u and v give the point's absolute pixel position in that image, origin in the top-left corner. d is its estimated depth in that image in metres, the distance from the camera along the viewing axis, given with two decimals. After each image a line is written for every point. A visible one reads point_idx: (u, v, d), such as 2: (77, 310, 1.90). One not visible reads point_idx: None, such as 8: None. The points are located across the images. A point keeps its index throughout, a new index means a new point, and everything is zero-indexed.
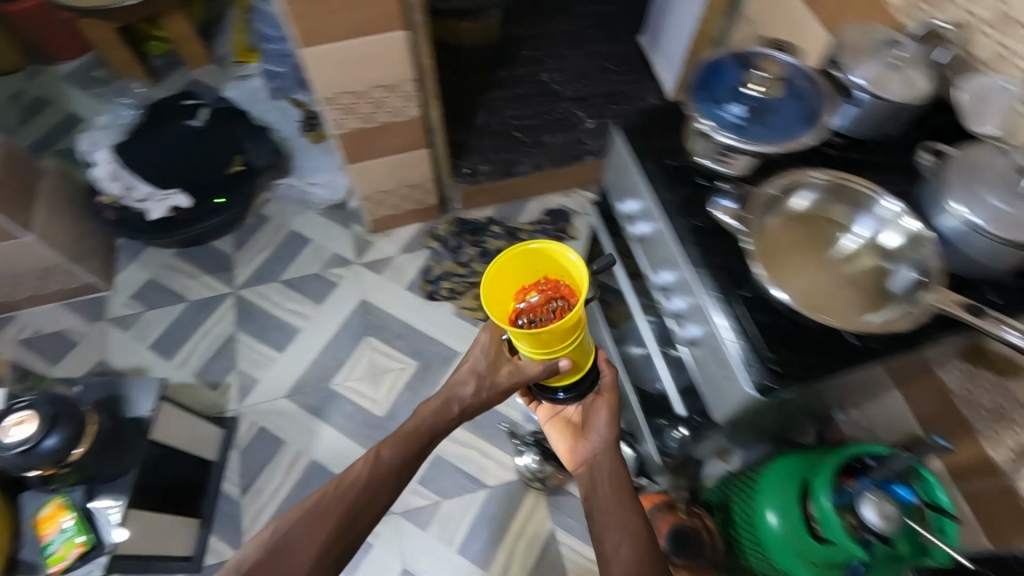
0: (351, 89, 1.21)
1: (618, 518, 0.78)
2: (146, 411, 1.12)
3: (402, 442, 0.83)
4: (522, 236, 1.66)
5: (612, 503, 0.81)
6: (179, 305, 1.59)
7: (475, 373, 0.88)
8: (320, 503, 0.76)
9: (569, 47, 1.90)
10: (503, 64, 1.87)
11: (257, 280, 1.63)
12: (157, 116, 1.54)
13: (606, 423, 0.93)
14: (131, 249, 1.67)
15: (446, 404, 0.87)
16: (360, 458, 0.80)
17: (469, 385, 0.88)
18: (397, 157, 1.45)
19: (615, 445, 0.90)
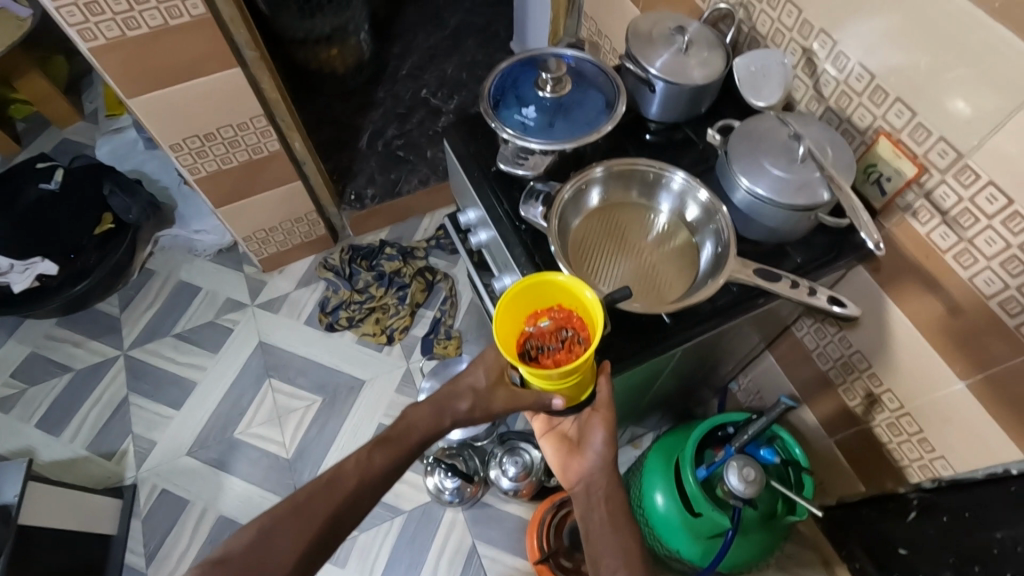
0: (197, 131, 1.18)
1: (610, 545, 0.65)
2: (12, 497, 1.09)
3: (397, 445, 0.67)
4: (418, 254, 1.67)
5: (609, 531, 0.66)
6: (65, 376, 1.51)
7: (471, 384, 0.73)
8: (297, 510, 0.60)
9: (445, 60, 1.92)
10: (380, 85, 1.87)
11: (148, 337, 1.57)
12: (9, 182, 1.47)
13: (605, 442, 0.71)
14: (7, 324, 1.58)
15: (436, 416, 0.71)
16: (350, 457, 0.65)
17: (468, 396, 0.72)
18: (270, 193, 1.43)
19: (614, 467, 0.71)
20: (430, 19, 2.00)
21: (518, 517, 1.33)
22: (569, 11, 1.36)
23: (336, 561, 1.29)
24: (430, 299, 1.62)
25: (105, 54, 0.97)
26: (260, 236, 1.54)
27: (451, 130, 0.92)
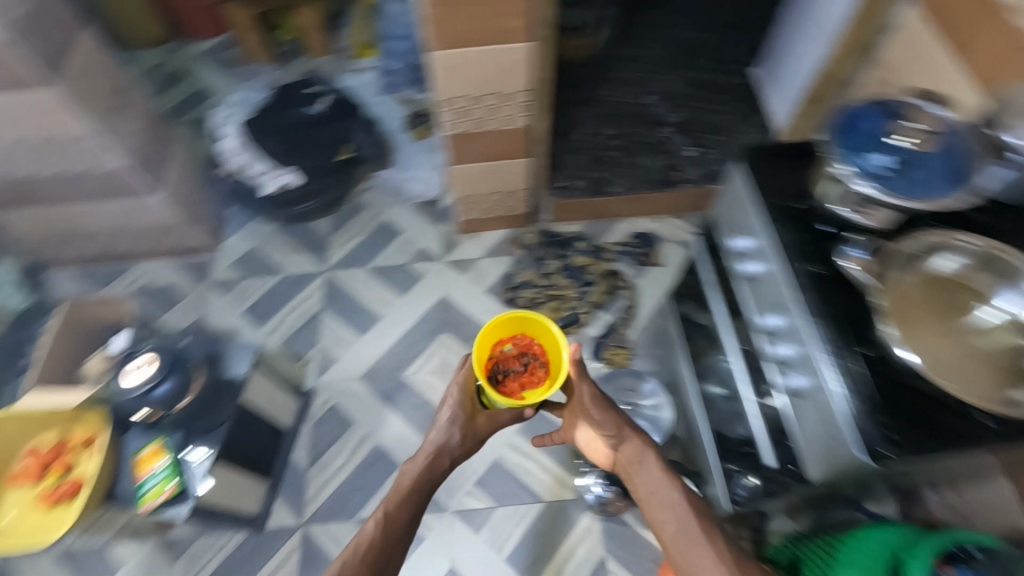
0: (470, 93, 1.26)
1: (665, 499, 0.88)
2: (241, 373, 1.14)
3: (405, 500, 0.90)
4: (606, 256, 1.67)
5: (651, 492, 0.90)
6: (275, 277, 1.68)
7: (450, 421, 0.97)
8: (345, 561, 0.83)
9: (670, 71, 1.88)
10: (603, 81, 1.87)
11: (347, 263, 1.70)
12: (279, 102, 1.64)
13: (603, 414, 0.97)
14: (238, 218, 1.77)
15: (438, 457, 0.94)
16: (369, 521, 0.88)
17: (453, 434, 0.96)
18: (498, 164, 1.48)
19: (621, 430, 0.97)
20: (670, 27, 1.98)
21: (655, 547, 1.29)
22: (860, 56, 1.32)
23: (471, 525, 1.32)
24: (610, 302, 1.60)
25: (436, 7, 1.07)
26: (472, 201, 1.61)
27: (748, 151, 0.89)
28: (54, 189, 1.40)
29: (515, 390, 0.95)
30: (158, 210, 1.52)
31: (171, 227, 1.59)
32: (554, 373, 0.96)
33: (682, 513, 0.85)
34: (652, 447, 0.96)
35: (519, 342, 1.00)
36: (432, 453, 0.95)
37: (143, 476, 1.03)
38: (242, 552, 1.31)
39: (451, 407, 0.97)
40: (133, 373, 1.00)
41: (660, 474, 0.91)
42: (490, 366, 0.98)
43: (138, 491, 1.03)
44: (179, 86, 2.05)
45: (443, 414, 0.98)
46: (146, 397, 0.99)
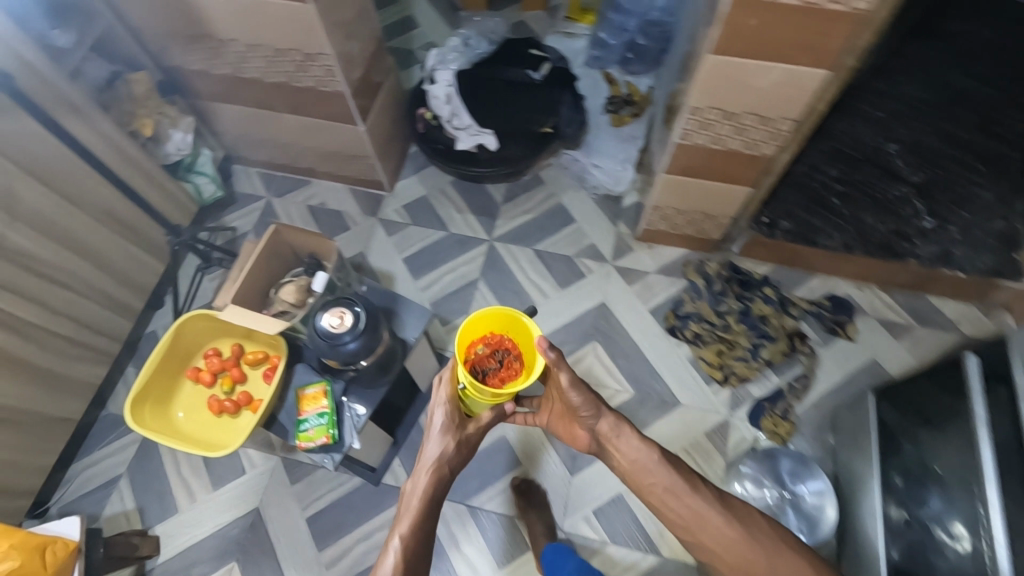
0: (724, 107, 1.11)
1: (659, 476, 1.02)
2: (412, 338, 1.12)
3: (418, 518, 0.99)
4: (793, 311, 1.48)
5: (641, 473, 1.03)
6: (440, 232, 1.64)
7: (445, 438, 1.07)
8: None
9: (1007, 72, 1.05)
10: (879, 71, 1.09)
11: (513, 238, 1.63)
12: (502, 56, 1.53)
13: (585, 396, 1.05)
14: (418, 162, 1.74)
15: (439, 468, 1.05)
16: (389, 551, 0.95)
17: (450, 450, 1.07)
18: (714, 185, 1.33)
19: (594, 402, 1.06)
20: None
21: None
22: None
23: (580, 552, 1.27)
24: (784, 365, 1.42)
25: (738, 9, 0.92)
26: (663, 212, 1.47)
27: None
28: (271, 95, 1.41)
29: (496, 383, 1.15)
30: (355, 139, 1.51)
31: (360, 158, 1.58)
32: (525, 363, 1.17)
33: (675, 482, 1.01)
34: (625, 419, 1.07)
35: (490, 342, 1.19)
36: (431, 467, 1.05)
37: (307, 412, 1.04)
38: (356, 496, 1.32)
39: (442, 419, 1.08)
40: (331, 321, 0.96)
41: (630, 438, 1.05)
42: (472, 362, 1.17)
43: (298, 424, 1.04)
44: (390, 10, 2.02)
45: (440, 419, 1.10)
46: (334, 348, 0.94)
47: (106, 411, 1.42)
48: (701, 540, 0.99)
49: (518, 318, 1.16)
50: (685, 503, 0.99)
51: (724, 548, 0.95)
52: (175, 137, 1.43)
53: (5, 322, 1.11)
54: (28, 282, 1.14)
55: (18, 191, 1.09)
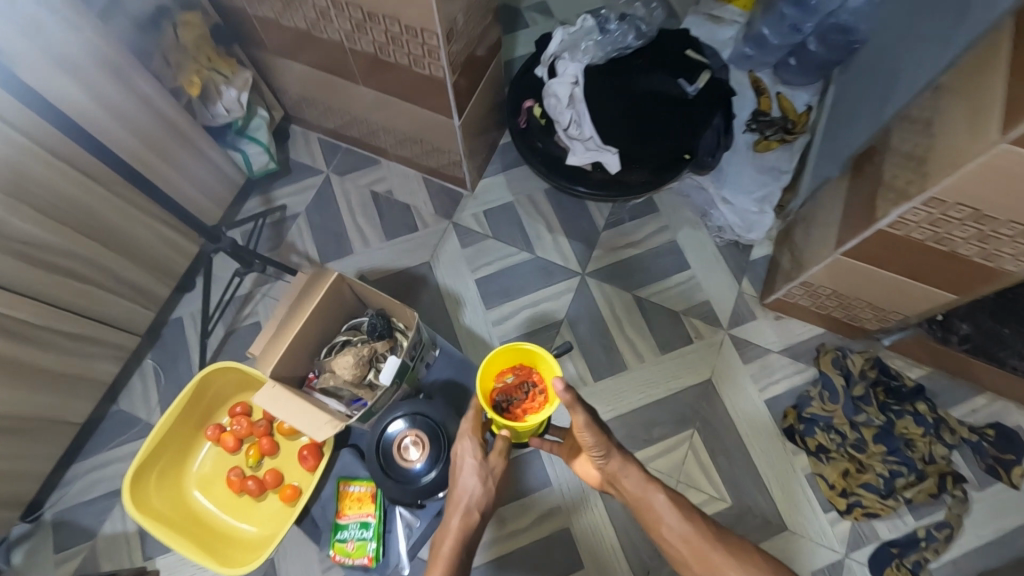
0: (981, 207, 0.78)
1: (670, 517, 0.84)
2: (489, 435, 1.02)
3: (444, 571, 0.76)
4: (949, 439, 1.17)
5: (651, 515, 0.85)
6: (523, 253, 1.35)
7: (480, 480, 0.83)
8: None
9: None
10: None
11: (610, 277, 1.33)
12: (647, 55, 1.19)
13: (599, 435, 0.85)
14: (508, 159, 1.43)
15: (467, 512, 0.81)
16: None
17: (479, 490, 0.83)
18: (904, 281, 1.01)
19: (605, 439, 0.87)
20: None
21: None
22: None
23: None
24: (924, 507, 1.16)
25: None
26: (817, 290, 1.17)
27: None
28: (349, 62, 1.11)
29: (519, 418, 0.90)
30: (442, 130, 1.21)
31: (443, 151, 1.28)
32: (553, 391, 0.90)
33: (673, 519, 0.84)
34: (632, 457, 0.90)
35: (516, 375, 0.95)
36: (461, 512, 0.81)
37: (348, 517, 0.94)
38: None
39: (471, 448, 0.85)
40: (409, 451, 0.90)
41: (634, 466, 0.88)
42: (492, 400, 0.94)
43: (337, 527, 0.94)
44: None
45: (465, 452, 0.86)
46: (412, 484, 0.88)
47: (116, 408, 1.23)
48: None
49: (523, 345, 0.91)
50: (714, 554, 0.80)
51: None
52: (226, 96, 1.15)
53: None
54: (30, 276, 0.92)
55: (22, 166, 0.84)
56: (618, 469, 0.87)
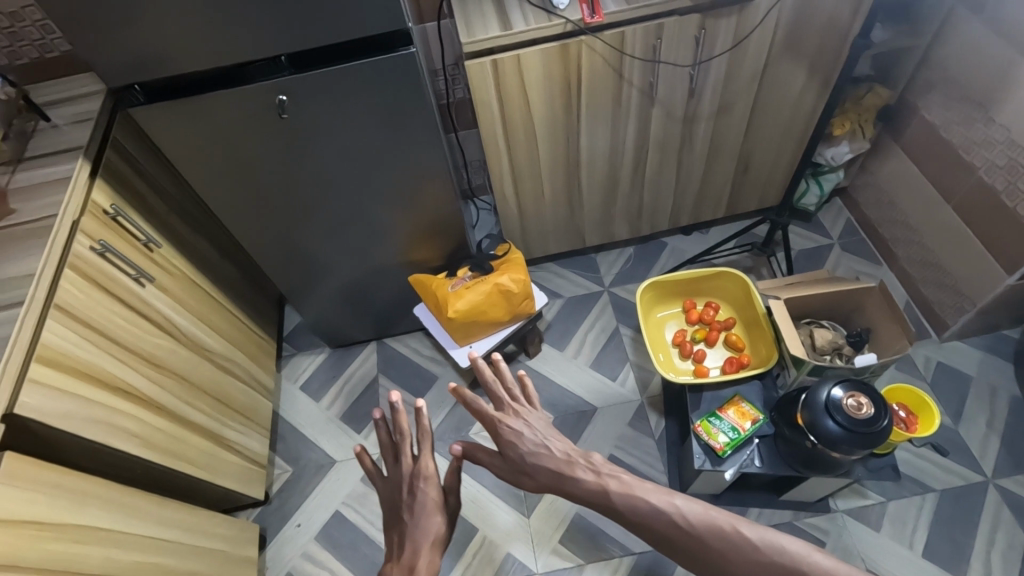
0: None
1: (590, 493, 0.89)
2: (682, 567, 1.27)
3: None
4: None
5: (586, 494, 0.90)
6: (947, 416, 1.36)
7: (431, 507, 0.98)
8: None
9: None
10: None
11: (1015, 508, 1.24)
12: None
13: (510, 445, 0.96)
14: (999, 347, 1.44)
15: (431, 530, 0.96)
16: None
17: (431, 507, 0.98)
18: None
19: (517, 446, 0.96)
20: None
21: None
22: None
23: None
24: None
25: None
26: None
27: None
28: (959, 187, 1.31)
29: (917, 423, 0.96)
30: (981, 279, 1.31)
31: (959, 294, 1.38)
32: (910, 398, 0.99)
33: (591, 491, 0.89)
34: (539, 456, 0.95)
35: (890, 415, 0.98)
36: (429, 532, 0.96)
37: None
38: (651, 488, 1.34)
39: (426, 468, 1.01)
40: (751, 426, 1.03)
41: (551, 459, 0.94)
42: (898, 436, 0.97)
43: (711, 414, 1.06)
44: None
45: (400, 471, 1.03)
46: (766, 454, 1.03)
47: (594, 255, 1.72)
48: (681, 547, 0.81)
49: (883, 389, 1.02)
50: (649, 505, 0.85)
51: (697, 540, 0.79)
52: (840, 149, 1.49)
53: (636, 167, 1.41)
54: (671, 158, 1.40)
55: (737, 105, 1.30)
56: (533, 468, 0.95)
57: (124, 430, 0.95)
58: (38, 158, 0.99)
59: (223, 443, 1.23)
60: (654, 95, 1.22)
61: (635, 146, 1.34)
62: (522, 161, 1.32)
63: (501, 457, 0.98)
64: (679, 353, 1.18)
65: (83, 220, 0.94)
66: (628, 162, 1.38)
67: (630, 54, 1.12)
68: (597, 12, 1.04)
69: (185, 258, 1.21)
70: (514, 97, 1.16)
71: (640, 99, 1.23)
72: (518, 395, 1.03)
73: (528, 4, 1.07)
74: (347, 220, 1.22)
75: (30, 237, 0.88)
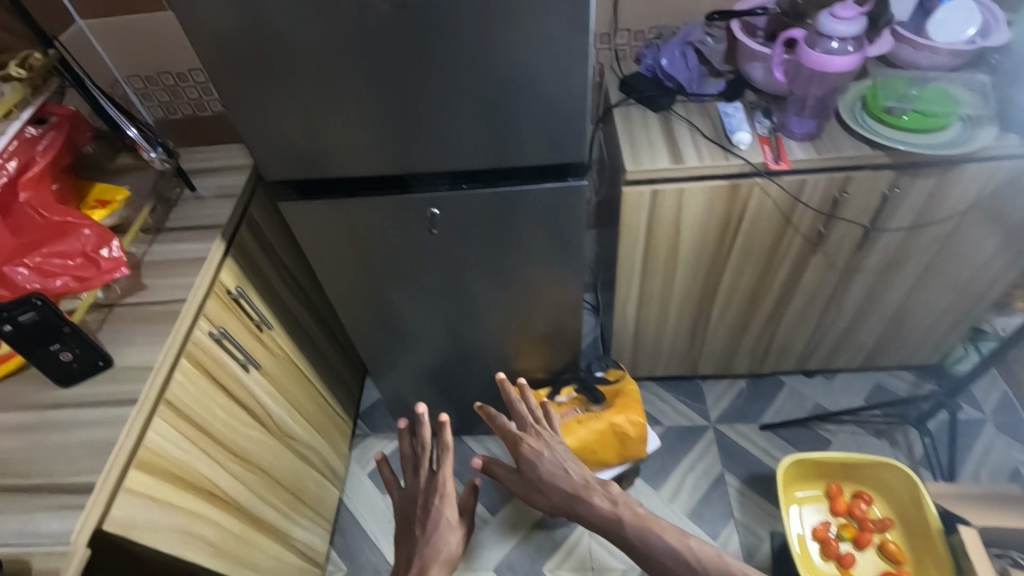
0: None
1: (602, 516, 0.98)
2: None
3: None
4: None
5: (599, 519, 0.98)
6: None
7: (446, 523, 1.04)
8: None
9: None
10: None
11: None
12: None
13: (530, 464, 1.04)
14: None
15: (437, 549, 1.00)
16: None
17: (448, 522, 1.04)
18: None
19: (535, 465, 1.03)
20: None
21: None
22: None
23: None
24: None
25: None
26: None
27: None
28: None
29: None
30: None
31: None
32: None
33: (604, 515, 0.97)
34: (557, 477, 1.02)
35: None
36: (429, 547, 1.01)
37: None
38: None
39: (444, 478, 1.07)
40: None
41: (564, 480, 1.02)
42: None
43: None
44: None
45: (422, 481, 1.10)
46: None
47: (700, 382, 1.57)
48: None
49: None
50: (659, 539, 0.94)
51: None
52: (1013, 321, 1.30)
53: (775, 308, 1.27)
54: (818, 304, 1.26)
55: (908, 263, 1.15)
56: (549, 489, 1.03)
57: (203, 538, 0.86)
58: (179, 230, 0.97)
59: (289, 542, 1.13)
60: (820, 244, 1.10)
61: (781, 288, 1.21)
62: (654, 286, 1.21)
63: (520, 476, 1.07)
64: (821, 551, 1.04)
65: (206, 305, 0.90)
66: (769, 302, 1.25)
67: (806, 202, 1.00)
68: (782, 159, 0.94)
69: (292, 339, 1.17)
70: (665, 226, 1.06)
71: (802, 245, 1.10)
72: (541, 416, 1.09)
73: (702, 137, 0.99)
74: (461, 324, 1.14)
75: (155, 320, 0.84)
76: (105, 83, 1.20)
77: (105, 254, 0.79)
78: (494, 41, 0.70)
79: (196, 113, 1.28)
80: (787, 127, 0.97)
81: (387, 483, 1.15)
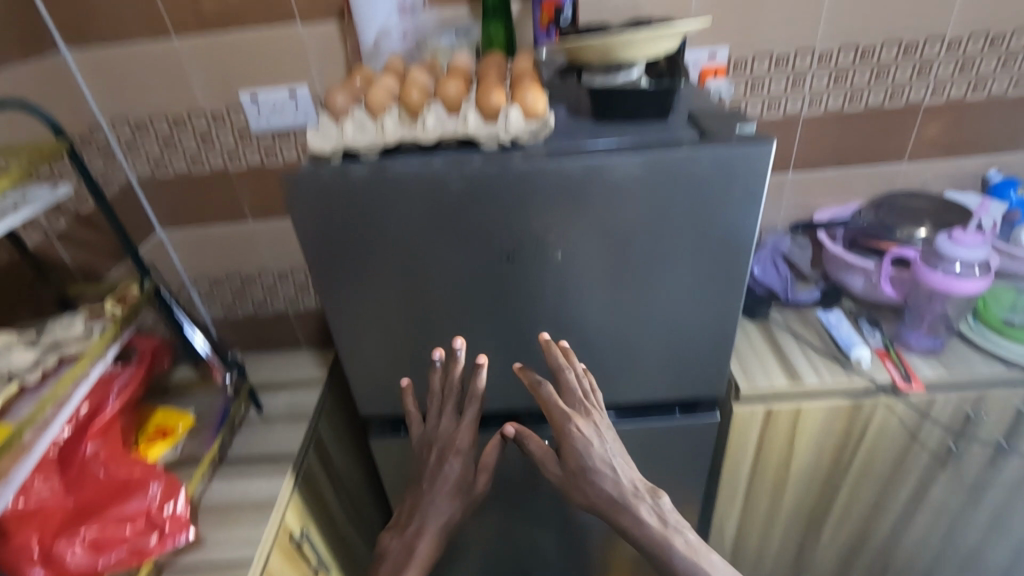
0: None
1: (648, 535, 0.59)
2: None
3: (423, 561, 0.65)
4: None
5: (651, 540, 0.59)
6: None
7: (454, 488, 0.66)
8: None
9: None
10: None
11: None
12: None
13: (567, 455, 0.62)
14: None
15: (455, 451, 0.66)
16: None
17: (451, 481, 0.66)
18: None
19: (572, 461, 0.62)
20: None
21: None
22: None
23: None
24: None
25: None
26: None
27: None
28: None
29: None
30: None
31: None
32: None
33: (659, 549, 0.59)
34: (604, 479, 0.61)
35: None
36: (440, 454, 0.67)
37: None
38: None
39: (459, 444, 0.66)
40: None
41: (609, 487, 0.61)
42: None
43: None
44: None
45: (448, 428, 0.67)
46: None
47: None
48: None
49: None
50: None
51: None
52: None
53: (896, 528, 1.11)
54: (944, 524, 1.10)
55: None
56: (582, 491, 0.62)
57: None
58: (242, 461, 0.85)
59: None
60: (949, 461, 0.98)
61: (903, 506, 1.06)
62: (760, 506, 1.07)
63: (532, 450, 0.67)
64: None
65: (271, 561, 0.75)
66: (889, 522, 1.09)
67: (935, 420, 0.91)
68: (913, 377, 0.87)
69: None
70: (778, 446, 0.96)
71: (929, 462, 0.99)
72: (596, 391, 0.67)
73: (813, 352, 0.94)
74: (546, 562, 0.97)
75: None
76: (173, 286, 1.17)
77: (168, 512, 0.68)
78: (621, 295, 0.65)
79: (257, 313, 1.24)
80: (903, 339, 0.93)
81: (409, 398, 0.69)
